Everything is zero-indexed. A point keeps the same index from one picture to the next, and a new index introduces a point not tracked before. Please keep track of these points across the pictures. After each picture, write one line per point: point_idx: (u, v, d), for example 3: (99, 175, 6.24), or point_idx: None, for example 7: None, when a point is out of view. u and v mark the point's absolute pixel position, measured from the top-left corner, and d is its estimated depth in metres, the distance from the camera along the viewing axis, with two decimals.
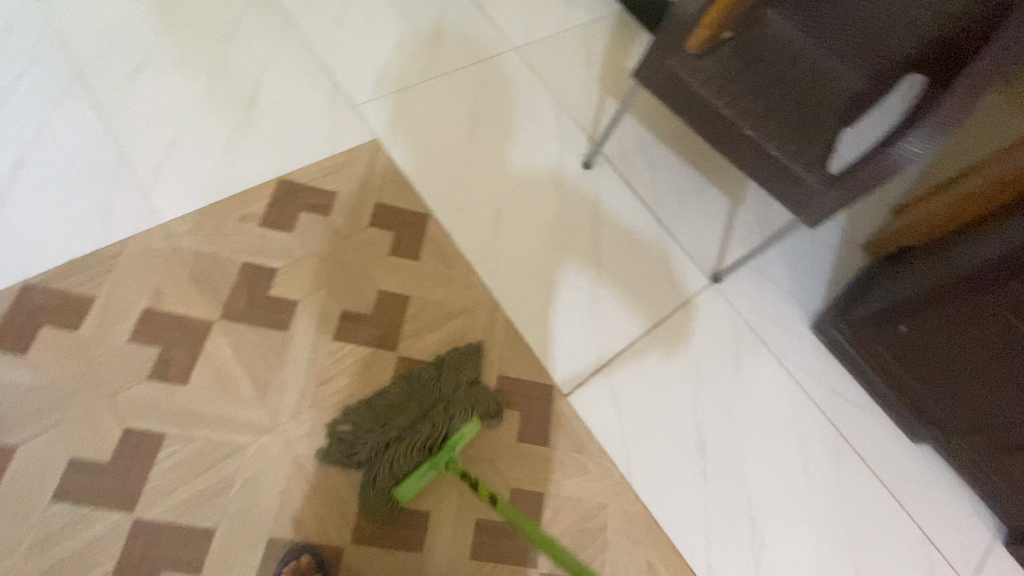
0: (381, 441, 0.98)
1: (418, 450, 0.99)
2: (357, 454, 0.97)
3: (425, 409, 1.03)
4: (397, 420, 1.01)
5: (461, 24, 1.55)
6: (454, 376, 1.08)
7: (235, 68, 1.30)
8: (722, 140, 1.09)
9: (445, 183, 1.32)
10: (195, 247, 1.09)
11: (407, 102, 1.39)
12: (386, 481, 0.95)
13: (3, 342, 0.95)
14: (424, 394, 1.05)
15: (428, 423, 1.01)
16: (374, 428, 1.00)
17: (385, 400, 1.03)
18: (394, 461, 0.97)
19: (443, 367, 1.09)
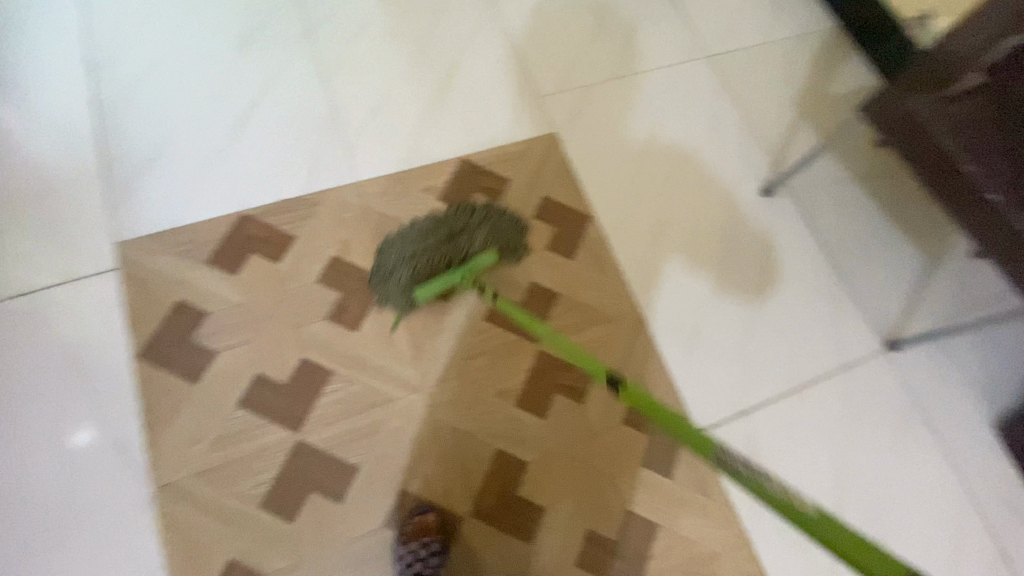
0: (409, 250, 1.12)
1: (439, 266, 1.12)
2: (387, 255, 1.13)
3: (451, 234, 1.15)
4: (425, 236, 1.14)
5: (657, 25, 1.50)
6: (485, 218, 1.19)
7: (440, 44, 1.37)
8: (956, 204, 0.91)
9: (614, 187, 1.30)
10: (381, 207, 1.18)
11: (590, 99, 1.38)
12: (408, 285, 1.09)
13: (219, 258, 1.09)
14: (453, 222, 1.17)
15: (449, 244, 1.14)
16: (406, 240, 1.14)
17: (420, 222, 1.17)
18: (416, 265, 1.11)
19: (475, 210, 1.19)
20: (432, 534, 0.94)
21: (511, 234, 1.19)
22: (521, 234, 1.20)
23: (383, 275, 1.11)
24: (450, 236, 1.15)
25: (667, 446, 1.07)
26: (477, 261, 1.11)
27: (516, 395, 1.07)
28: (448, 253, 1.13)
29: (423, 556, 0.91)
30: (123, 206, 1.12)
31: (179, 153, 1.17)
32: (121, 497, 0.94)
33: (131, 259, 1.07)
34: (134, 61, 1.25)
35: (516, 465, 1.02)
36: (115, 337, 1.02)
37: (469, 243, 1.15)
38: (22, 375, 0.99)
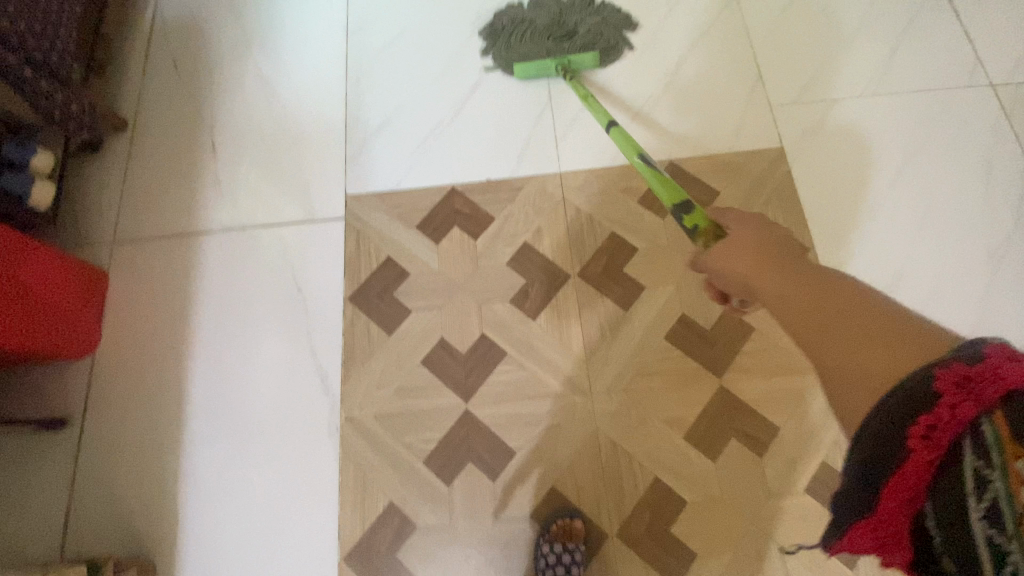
0: (524, 16, 1.30)
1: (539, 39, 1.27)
2: (503, 18, 1.31)
3: (560, 13, 1.28)
4: (538, 9, 1.30)
5: (932, 38, 1.26)
6: (595, 9, 1.31)
7: (668, 40, 1.30)
8: None
9: (839, 221, 1.13)
10: (580, 202, 1.17)
11: (828, 117, 1.21)
12: (510, 43, 1.28)
13: (426, 225, 1.17)
14: (568, 10, 1.30)
15: (558, 21, 1.27)
16: (523, 10, 1.31)
17: (541, 1, 1.31)
18: (521, 40, 1.27)
19: (592, 7, 1.30)
20: (576, 542, 0.92)
21: (619, 27, 1.30)
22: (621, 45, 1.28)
23: (495, 31, 1.31)
24: (560, 16, 1.27)
25: None
26: (576, 56, 1.24)
27: (686, 426, 0.99)
28: (552, 32, 1.26)
29: (562, 560, 0.90)
30: (354, 162, 1.24)
31: (406, 120, 1.27)
32: (313, 419, 1.06)
33: (354, 211, 1.19)
34: (381, 30, 1.37)
35: (674, 500, 0.95)
36: (331, 278, 1.15)
37: (576, 28, 1.27)
38: (257, 293, 1.15)
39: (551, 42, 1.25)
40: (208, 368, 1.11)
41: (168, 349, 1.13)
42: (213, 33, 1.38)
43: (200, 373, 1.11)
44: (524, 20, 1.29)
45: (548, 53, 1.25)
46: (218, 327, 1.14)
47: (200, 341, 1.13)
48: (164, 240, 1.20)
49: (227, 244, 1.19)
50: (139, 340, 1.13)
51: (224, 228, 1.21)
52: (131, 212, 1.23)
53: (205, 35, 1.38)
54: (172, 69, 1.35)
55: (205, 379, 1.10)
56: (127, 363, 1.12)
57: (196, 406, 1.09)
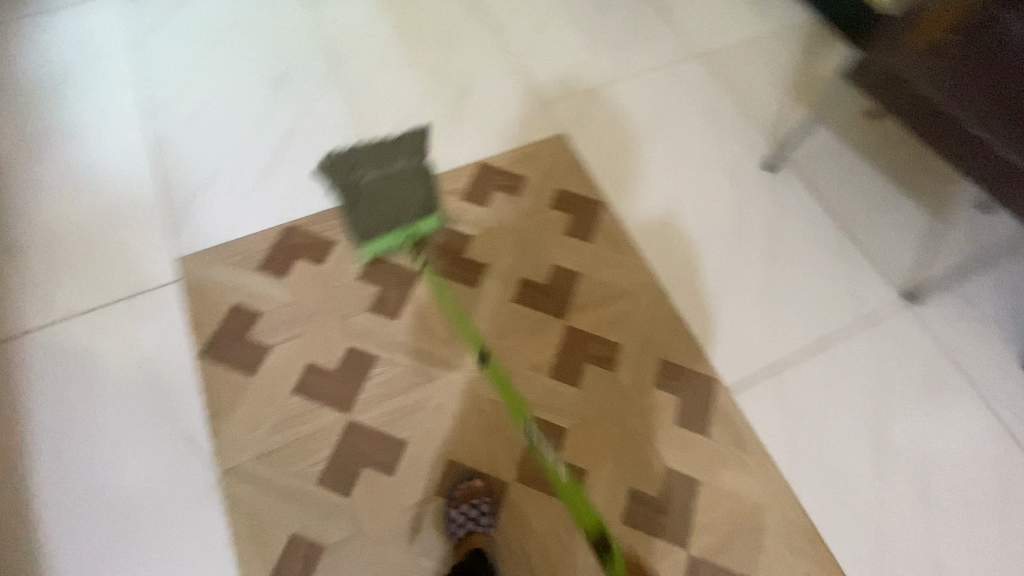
0: (357, 180, 1.30)
1: (375, 200, 1.27)
2: (332, 173, 1.31)
3: (390, 170, 1.32)
4: (368, 168, 1.32)
5: (648, 32, 1.64)
6: (419, 155, 1.37)
7: (452, 68, 1.52)
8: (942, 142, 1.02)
9: (621, 175, 1.39)
10: (410, 210, 1.29)
11: (593, 101, 1.50)
12: (346, 208, 1.27)
13: (269, 265, 1.20)
14: (380, 196, 1.27)
15: (394, 185, 1.29)
16: (350, 173, 1.31)
17: (365, 160, 1.34)
18: (359, 223, 1.24)
19: (414, 153, 1.36)
20: (480, 496, 0.98)
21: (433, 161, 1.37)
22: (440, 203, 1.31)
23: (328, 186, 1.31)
24: (392, 178, 1.30)
25: (700, 405, 1.10)
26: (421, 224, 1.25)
27: (549, 367, 1.13)
28: (392, 205, 1.26)
29: (473, 516, 0.95)
30: (181, 227, 1.24)
31: (228, 178, 1.31)
32: (188, 481, 1.00)
33: (190, 270, 1.19)
34: (185, 105, 1.41)
35: (555, 431, 1.07)
36: (179, 338, 1.12)
37: (410, 189, 1.29)
38: (97, 377, 1.08)
39: (391, 217, 1.25)
40: (51, 469, 1.00)
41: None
42: None
43: (41, 478, 1.00)
44: (355, 180, 1.30)
45: (390, 228, 1.23)
46: (55, 423, 1.04)
47: (35, 445, 1.02)
48: None
49: (50, 337, 1.11)
50: None
51: (43, 323, 1.12)
52: None
53: None
54: None
55: (50, 482, 1.00)
56: None
57: (44, 514, 0.97)
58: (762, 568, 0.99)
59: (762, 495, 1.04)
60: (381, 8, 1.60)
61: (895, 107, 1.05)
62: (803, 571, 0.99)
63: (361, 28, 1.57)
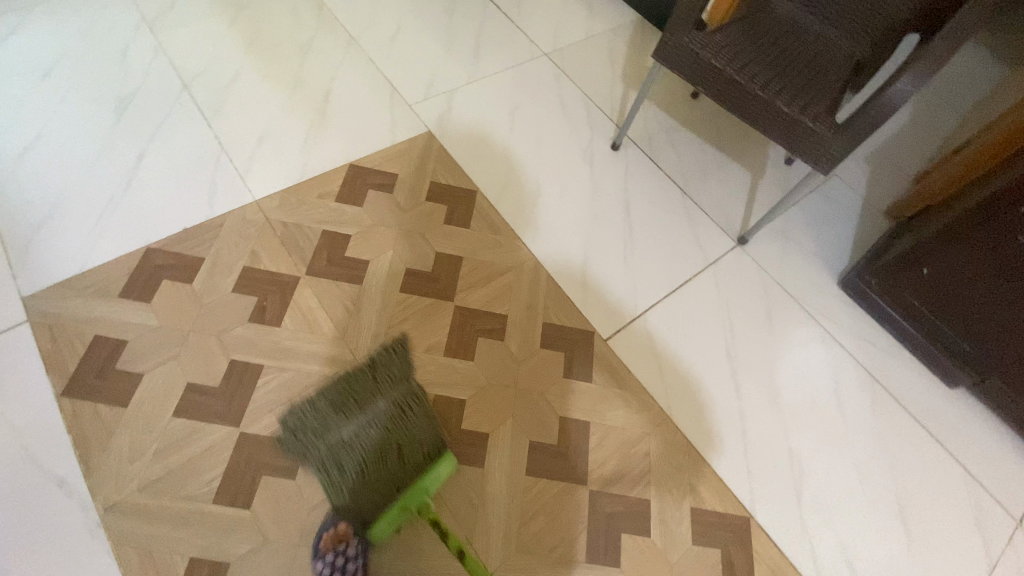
0: (330, 471, 0.84)
1: (375, 459, 0.86)
2: (299, 420, 0.87)
3: (365, 449, 0.85)
4: (339, 455, 0.84)
5: (498, 36, 1.78)
6: (403, 385, 0.93)
7: (312, 79, 1.54)
8: (738, 104, 1.24)
9: (489, 164, 1.49)
10: (283, 218, 1.29)
11: (454, 101, 1.60)
12: (337, 478, 0.86)
13: (132, 291, 1.13)
14: (364, 440, 0.86)
15: (384, 446, 0.87)
16: (322, 455, 0.84)
17: (323, 435, 0.84)
18: (349, 491, 0.85)
19: (395, 370, 0.93)
20: (347, 539, 0.94)
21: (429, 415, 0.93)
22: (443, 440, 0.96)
23: (303, 442, 0.86)
24: (385, 431, 0.87)
25: (582, 357, 1.21)
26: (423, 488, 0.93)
27: (441, 346, 1.18)
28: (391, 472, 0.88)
29: (342, 564, 0.92)
30: (22, 267, 1.14)
31: (72, 209, 1.22)
32: (62, 528, 0.92)
33: (38, 309, 1.09)
34: (10, 138, 1.30)
35: (454, 404, 1.12)
36: (32, 381, 1.03)
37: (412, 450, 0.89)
38: None
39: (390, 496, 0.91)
40: None
41: None
42: None
43: None
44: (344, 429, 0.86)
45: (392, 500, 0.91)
46: None
47: None
48: None
49: None
50: None
51: None
52: None
53: None
54: None
55: None
56: None
57: None
58: (654, 488, 1.11)
59: (645, 424, 1.16)
60: (229, 25, 1.58)
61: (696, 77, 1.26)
62: (687, 483, 1.13)
63: (209, 46, 1.53)
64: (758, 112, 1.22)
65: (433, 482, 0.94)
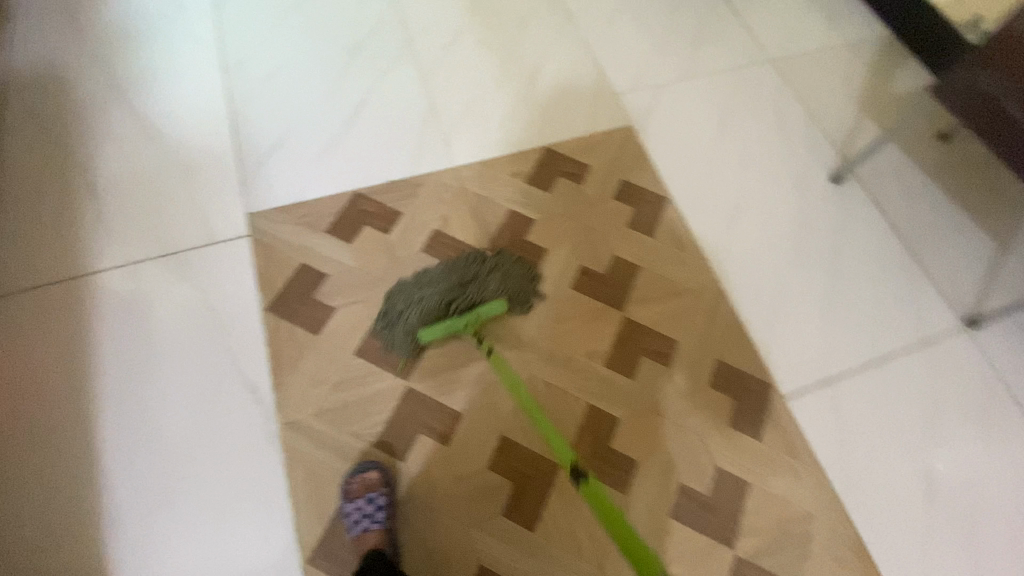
0: (417, 295, 1.13)
1: (454, 310, 1.12)
2: (395, 301, 1.14)
3: (446, 285, 1.14)
4: (422, 291, 1.14)
5: (721, 34, 1.62)
6: (491, 257, 1.20)
7: (524, 52, 1.52)
8: None
9: (687, 172, 1.37)
10: (477, 189, 1.30)
11: (662, 97, 1.49)
12: (415, 326, 1.10)
13: (337, 229, 1.22)
14: (457, 291, 1.14)
15: (461, 293, 1.14)
16: (416, 287, 1.15)
17: (424, 275, 1.17)
18: (424, 304, 1.11)
19: (486, 259, 1.19)
20: (375, 489, 0.96)
21: (513, 275, 1.18)
22: (531, 285, 1.18)
23: (390, 320, 1.12)
24: (464, 286, 1.15)
25: (751, 409, 1.11)
26: (482, 309, 1.09)
27: (604, 355, 1.13)
28: (455, 298, 1.13)
29: (368, 512, 0.93)
30: (252, 184, 1.26)
31: (298, 140, 1.32)
32: (249, 430, 1.03)
33: (260, 226, 1.21)
34: (261, 65, 1.43)
35: (608, 419, 1.07)
36: (247, 290, 1.14)
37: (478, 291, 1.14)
38: (165, 320, 1.11)
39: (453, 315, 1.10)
40: (120, 405, 1.04)
41: (69, 396, 1.04)
42: (78, 84, 1.35)
43: (110, 413, 1.04)
44: (423, 291, 1.14)
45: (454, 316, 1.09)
46: (125, 362, 1.07)
47: (106, 380, 1.06)
48: (49, 288, 1.13)
49: (122, 278, 1.14)
50: (34, 395, 1.04)
51: (116, 264, 1.15)
52: (6, 269, 1.14)
53: (71, 88, 1.35)
54: (39, 125, 1.30)
55: (118, 418, 1.03)
56: (22, 419, 1.02)
57: (111, 448, 1.01)
58: None
59: (809, 504, 1.04)
60: None
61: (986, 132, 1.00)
62: None
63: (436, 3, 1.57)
64: None
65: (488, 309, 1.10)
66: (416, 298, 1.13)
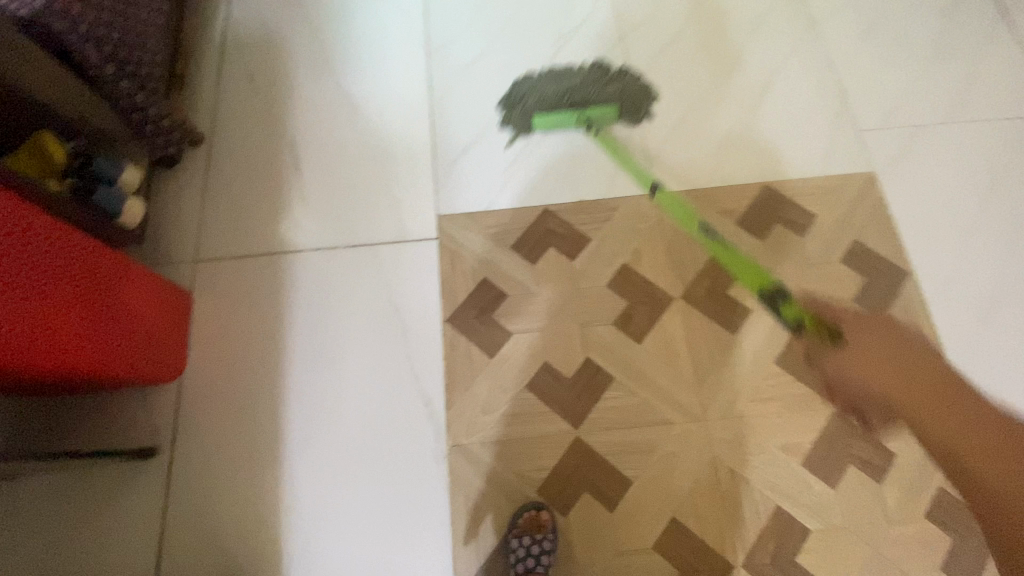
0: (540, 85, 1.26)
1: (569, 103, 1.23)
2: (519, 86, 1.27)
3: (569, 82, 1.25)
4: (548, 85, 1.26)
5: (1010, 65, 1.28)
6: (615, 71, 1.28)
7: (751, 62, 1.30)
8: None
9: (937, 244, 1.13)
10: (678, 224, 1.16)
11: (917, 141, 1.22)
12: (532, 112, 1.23)
13: (523, 247, 1.15)
14: (577, 89, 1.24)
15: (579, 91, 1.24)
16: (542, 79, 1.26)
17: (553, 70, 1.28)
18: (544, 94, 1.24)
19: (609, 71, 1.27)
20: (543, 529, 0.95)
21: (630, 82, 1.26)
22: (647, 100, 1.25)
23: (513, 101, 1.26)
24: (584, 84, 1.24)
25: (973, 556, 0.94)
26: (596, 109, 1.21)
27: (803, 453, 0.98)
28: (572, 91, 1.23)
29: (534, 552, 0.92)
30: (443, 181, 1.21)
31: (493, 139, 1.24)
32: (419, 445, 1.04)
33: (447, 230, 1.17)
34: (462, 44, 1.33)
35: (796, 529, 0.94)
36: (429, 297, 1.12)
37: (596, 92, 1.23)
38: (351, 315, 1.12)
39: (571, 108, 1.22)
40: (303, 391, 1.08)
41: (258, 373, 1.10)
42: (287, 45, 1.35)
43: (293, 397, 1.08)
44: (543, 83, 1.26)
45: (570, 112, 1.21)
46: (311, 349, 1.11)
47: (293, 364, 1.10)
48: (248, 260, 1.17)
49: (316, 263, 1.16)
50: (229, 366, 1.10)
51: (310, 247, 1.17)
52: (212, 231, 1.19)
53: (280, 48, 1.34)
54: (248, 84, 1.31)
55: (300, 403, 1.08)
56: (217, 387, 1.09)
57: (293, 431, 1.06)
58: None
59: None
60: None
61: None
62: None
63: None
64: None
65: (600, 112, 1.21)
66: (537, 87, 1.26)
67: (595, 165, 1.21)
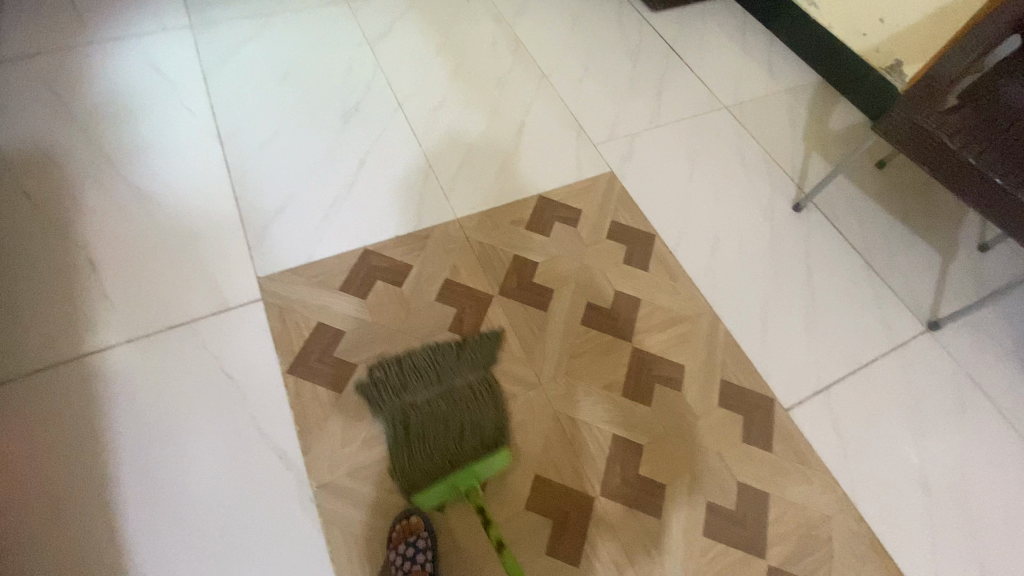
0: (404, 396, 1.12)
1: (445, 438, 1.08)
2: (377, 386, 1.12)
3: (448, 385, 1.14)
4: (424, 391, 1.13)
5: (681, 84, 1.78)
6: (482, 370, 1.17)
7: (507, 110, 1.62)
8: (954, 179, 1.14)
9: (669, 209, 1.49)
10: (480, 238, 1.36)
11: (637, 143, 1.62)
12: (402, 432, 1.08)
13: (351, 287, 1.25)
14: (447, 408, 1.11)
15: (450, 407, 1.11)
16: (401, 382, 1.13)
17: (436, 363, 1.16)
18: (413, 410, 1.10)
19: (466, 353, 1.18)
20: (417, 532, 0.98)
21: (401, 110, 1.56)
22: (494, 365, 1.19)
23: (376, 402, 1.11)
24: (451, 403, 1.12)
25: (760, 422, 1.20)
26: (483, 463, 1.04)
27: (621, 385, 1.19)
28: (443, 411, 1.11)
29: (411, 554, 0.95)
30: (260, 249, 1.27)
31: (302, 204, 1.35)
32: (284, 495, 1.02)
33: (273, 290, 1.22)
34: (255, 132, 1.44)
35: (634, 448, 1.12)
36: (267, 354, 1.14)
37: (474, 420, 1.10)
38: (183, 393, 1.09)
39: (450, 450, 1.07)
40: (140, 486, 1.00)
41: (80, 484, 0.99)
42: (65, 159, 1.33)
43: (129, 496, 0.99)
44: (407, 396, 1.12)
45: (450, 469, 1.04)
46: (141, 442, 1.04)
47: (122, 462, 1.02)
48: (48, 371, 1.08)
49: (131, 354, 1.11)
50: (40, 487, 0.98)
51: (123, 340, 1.13)
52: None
53: (56, 163, 1.33)
54: (21, 200, 1.26)
55: (139, 500, 0.99)
56: (29, 515, 0.96)
57: (135, 535, 0.97)
58: None
59: (826, 506, 1.13)
60: (436, 53, 1.70)
61: (906, 142, 1.19)
62: None
63: (418, 69, 1.66)
64: (975, 194, 1.13)
65: (487, 467, 1.04)
66: (399, 390, 1.12)
67: (401, 206, 1.39)
